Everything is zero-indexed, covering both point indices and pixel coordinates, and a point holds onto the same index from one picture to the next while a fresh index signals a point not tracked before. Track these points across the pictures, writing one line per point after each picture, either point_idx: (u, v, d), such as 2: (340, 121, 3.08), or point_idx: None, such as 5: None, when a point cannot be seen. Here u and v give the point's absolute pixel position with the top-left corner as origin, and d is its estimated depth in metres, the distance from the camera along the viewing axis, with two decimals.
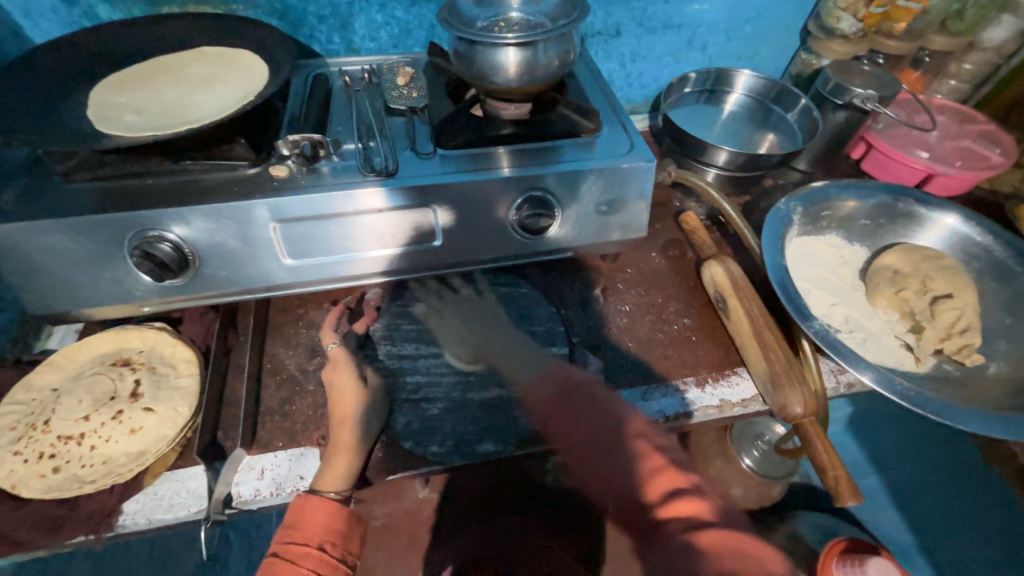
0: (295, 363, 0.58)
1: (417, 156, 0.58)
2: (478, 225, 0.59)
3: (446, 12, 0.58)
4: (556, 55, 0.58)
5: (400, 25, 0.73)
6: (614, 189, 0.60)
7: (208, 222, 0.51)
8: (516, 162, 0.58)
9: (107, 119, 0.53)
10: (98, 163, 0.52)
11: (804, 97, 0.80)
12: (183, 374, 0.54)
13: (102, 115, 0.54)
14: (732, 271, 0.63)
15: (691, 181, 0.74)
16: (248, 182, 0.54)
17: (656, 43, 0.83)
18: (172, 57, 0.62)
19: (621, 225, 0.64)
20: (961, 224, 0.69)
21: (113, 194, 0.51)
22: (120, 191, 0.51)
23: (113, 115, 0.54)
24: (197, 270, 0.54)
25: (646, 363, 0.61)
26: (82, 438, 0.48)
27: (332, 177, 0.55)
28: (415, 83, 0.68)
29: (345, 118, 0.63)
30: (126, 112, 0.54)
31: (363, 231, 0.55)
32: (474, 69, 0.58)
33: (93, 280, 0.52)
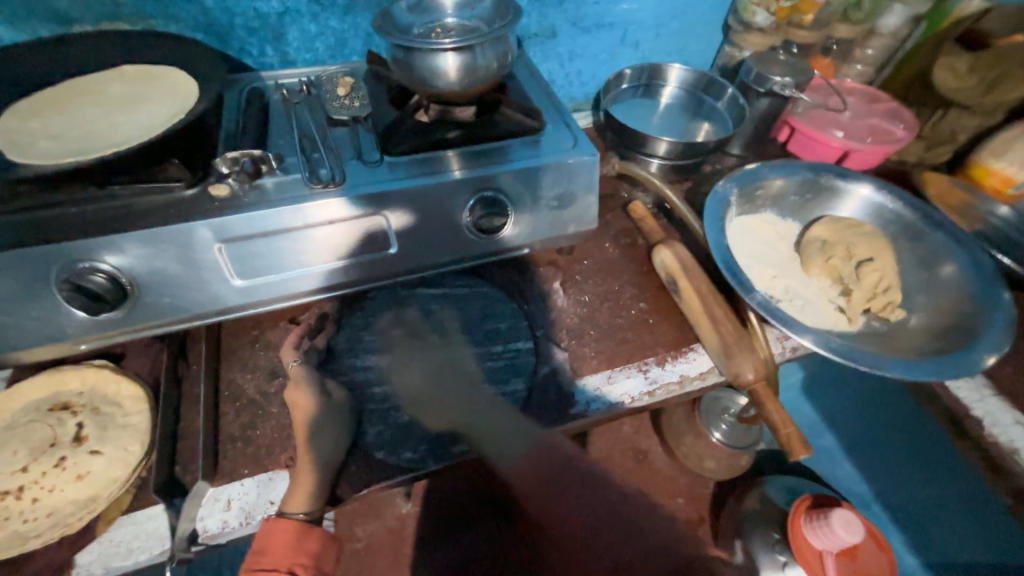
0: (254, 387, 0.56)
1: (364, 164, 0.58)
2: (432, 229, 0.59)
3: (381, 20, 0.58)
4: (494, 58, 0.59)
5: (335, 35, 0.72)
6: (563, 184, 0.62)
7: (145, 248, 0.49)
8: (465, 164, 0.59)
9: (19, 147, 0.49)
10: (13, 194, 0.48)
11: (731, 87, 0.85)
12: (131, 411, 0.51)
13: (14, 143, 0.50)
14: (680, 253, 0.66)
15: (636, 172, 0.78)
16: (186, 204, 0.51)
17: (591, 41, 0.86)
18: (89, 78, 0.59)
19: (573, 218, 0.66)
20: (876, 193, 0.75)
21: (32, 227, 0.47)
22: (40, 223, 0.48)
23: (26, 143, 0.50)
24: (137, 300, 0.51)
25: (609, 349, 0.63)
26: (20, 492, 0.44)
27: (276, 191, 0.54)
28: (357, 93, 0.67)
29: (286, 132, 0.62)
30: (41, 139, 0.51)
31: (316, 244, 0.55)
32: (414, 74, 0.59)
33: (18, 320, 0.48)
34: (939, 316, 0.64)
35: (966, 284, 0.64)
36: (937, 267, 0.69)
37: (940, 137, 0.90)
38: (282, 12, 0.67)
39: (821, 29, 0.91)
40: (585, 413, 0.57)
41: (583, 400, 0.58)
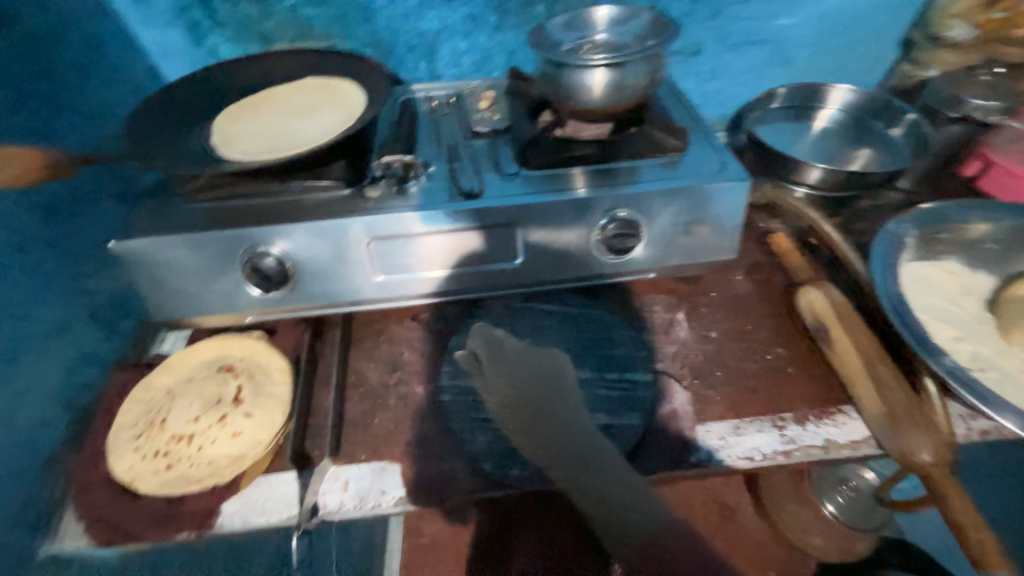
0: (376, 376, 0.59)
1: (501, 176, 0.59)
2: (561, 246, 0.58)
3: (533, 38, 0.60)
4: (644, 75, 0.57)
5: (482, 52, 0.75)
6: (703, 209, 0.58)
7: (309, 238, 0.55)
8: (603, 182, 0.57)
9: (229, 147, 0.59)
10: (218, 184, 0.57)
11: (911, 111, 0.75)
12: (278, 382, 0.56)
13: (223, 142, 0.59)
14: (834, 297, 0.59)
15: (790, 202, 0.71)
16: (344, 202, 0.56)
17: (738, 60, 0.80)
18: (280, 88, 0.67)
19: (708, 246, 0.61)
20: None
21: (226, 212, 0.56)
22: (233, 210, 0.56)
23: (234, 144, 0.59)
24: (295, 284, 0.57)
25: (736, 395, 0.56)
26: (190, 440, 0.51)
27: (421, 196, 0.57)
28: (496, 106, 0.70)
29: (431, 141, 0.65)
30: (241, 139, 0.60)
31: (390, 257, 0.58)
32: (560, 90, 0.59)
33: (206, 291, 0.56)
34: None
35: None
36: None
37: None
38: (438, 31, 0.72)
39: None
40: (707, 463, 0.50)
41: (705, 448, 0.52)
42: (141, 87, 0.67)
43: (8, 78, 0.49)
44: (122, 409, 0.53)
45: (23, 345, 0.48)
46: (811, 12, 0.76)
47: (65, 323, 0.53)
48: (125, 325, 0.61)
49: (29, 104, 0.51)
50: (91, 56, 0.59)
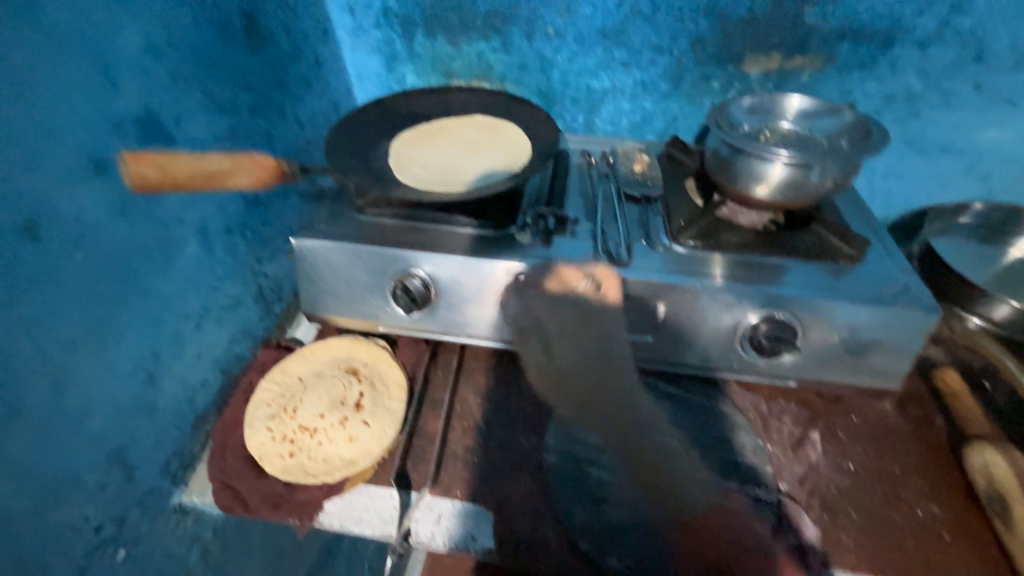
0: (481, 414, 0.60)
1: (651, 248, 0.58)
2: (701, 332, 0.55)
3: (714, 118, 0.59)
4: (833, 177, 0.52)
5: (644, 114, 0.75)
6: (874, 328, 0.52)
7: (457, 271, 0.57)
8: (762, 277, 0.54)
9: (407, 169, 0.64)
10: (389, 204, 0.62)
11: None
12: (395, 397, 0.59)
13: (399, 164, 0.65)
14: (1019, 468, 0.50)
15: (975, 336, 0.63)
16: (496, 243, 0.59)
17: (923, 164, 0.72)
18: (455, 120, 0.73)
19: (867, 368, 0.54)
20: None
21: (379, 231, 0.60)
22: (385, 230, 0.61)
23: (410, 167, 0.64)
24: (431, 309, 0.60)
25: (877, 549, 0.48)
26: (314, 433, 0.54)
27: (569, 253, 0.58)
28: (651, 173, 0.70)
29: (582, 197, 0.66)
30: (415, 165, 0.65)
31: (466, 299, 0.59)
32: (730, 174, 0.57)
33: (354, 296, 0.61)
34: None
35: None
36: None
37: None
38: (608, 91, 0.73)
39: None
40: None
41: None
42: (338, 102, 0.75)
43: (255, 86, 0.57)
44: (262, 386, 0.59)
45: (210, 312, 0.55)
46: None
47: (238, 299, 0.59)
48: (277, 308, 0.67)
49: (264, 109, 0.59)
50: (310, 72, 0.68)
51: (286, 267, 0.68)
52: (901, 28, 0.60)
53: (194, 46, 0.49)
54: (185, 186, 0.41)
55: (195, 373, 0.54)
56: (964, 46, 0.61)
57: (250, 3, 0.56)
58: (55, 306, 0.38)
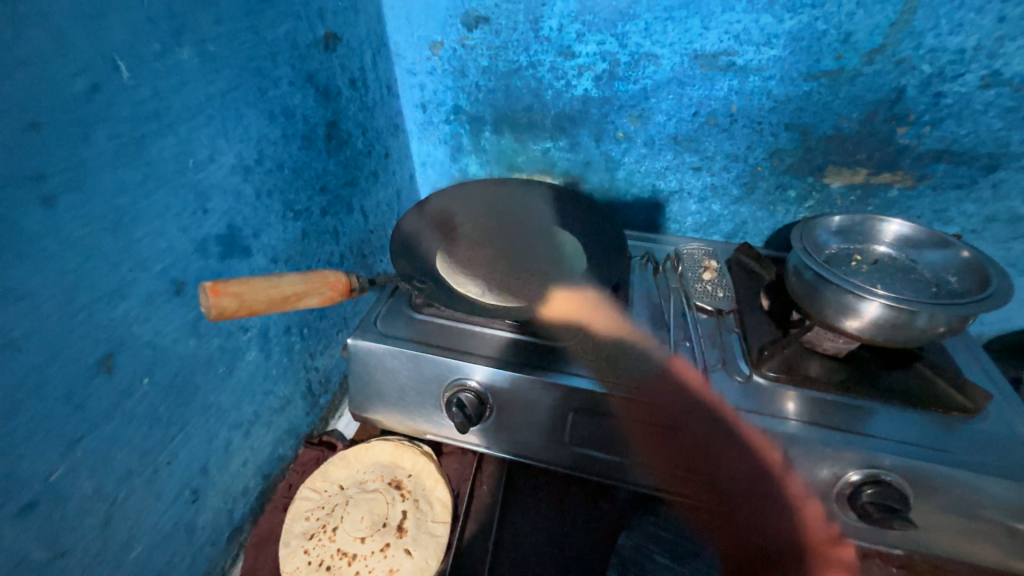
0: (531, 547, 0.54)
1: (729, 378, 0.53)
2: (786, 484, 0.49)
3: (799, 238, 0.55)
4: (944, 324, 0.46)
5: (711, 216, 0.72)
6: (1001, 505, 0.45)
7: (518, 388, 0.54)
8: (863, 427, 0.48)
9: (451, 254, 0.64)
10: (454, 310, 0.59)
11: None
12: (439, 519, 0.54)
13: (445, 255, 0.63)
14: None
15: None
16: (559, 359, 0.55)
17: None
18: (555, 230, 0.68)
19: (988, 545, 0.47)
20: None
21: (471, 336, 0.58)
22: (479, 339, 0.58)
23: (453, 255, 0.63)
24: (484, 424, 0.56)
25: None
26: (352, 560, 0.50)
27: (637, 374, 0.54)
28: (721, 280, 0.66)
29: (646, 304, 0.63)
30: (459, 262, 0.63)
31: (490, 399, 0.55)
32: (816, 304, 0.52)
33: (404, 401, 0.58)
34: None
35: None
36: None
37: None
38: (673, 191, 0.71)
39: None
40: None
41: None
42: (400, 189, 0.76)
43: (328, 188, 0.58)
44: (301, 494, 0.56)
45: (259, 418, 0.53)
46: None
47: (288, 398, 0.58)
48: (323, 400, 0.65)
49: (333, 209, 0.60)
50: (379, 165, 0.69)
51: (337, 357, 0.67)
52: (1008, 153, 0.56)
53: (279, 160, 0.50)
54: (260, 312, 0.39)
55: (237, 482, 0.52)
56: None
57: (333, 111, 0.58)
58: (113, 439, 0.37)
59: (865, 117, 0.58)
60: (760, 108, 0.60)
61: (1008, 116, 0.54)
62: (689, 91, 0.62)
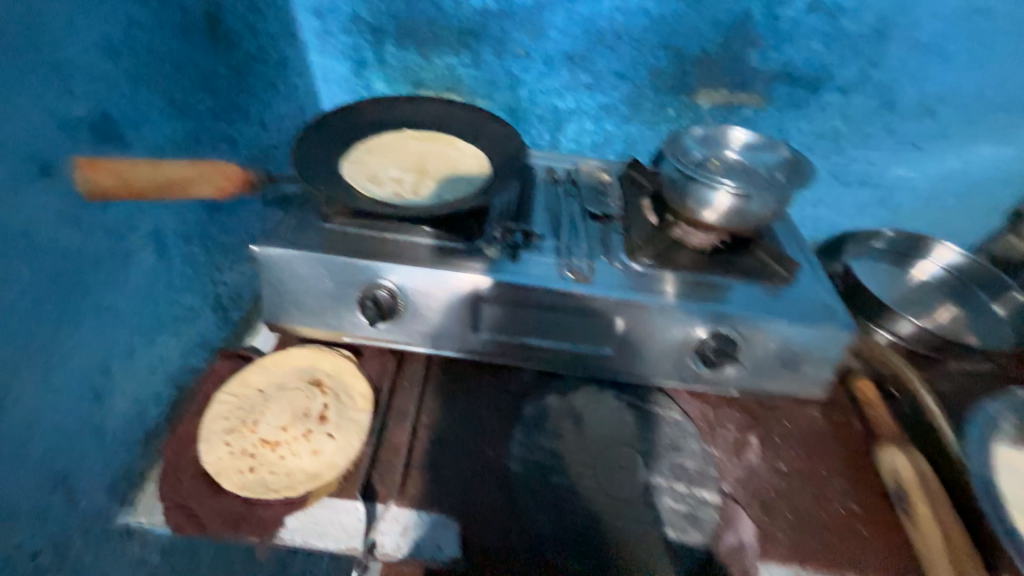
0: (448, 425, 0.60)
1: (611, 266, 0.62)
2: (653, 347, 0.60)
3: (669, 146, 0.64)
4: (770, 208, 0.59)
5: (605, 136, 0.79)
6: (801, 343, 0.59)
7: (426, 283, 0.58)
8: (711, 296, 0.60)
9: (361, 170, 0.65)
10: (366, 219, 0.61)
11: (1016, 291, 0.74)
12: (360, 408, 0.59)
13: (352, 170, 0.65)
14: (919, 466, 0.57)
15: (881, 351, 0.70)
16: (463, 256, 0.60)
17: (845, 194, 0.81)
18: (466, 154, 0.71)
19: (797, 379, 0.61)
20: None
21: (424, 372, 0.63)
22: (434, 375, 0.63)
23: (365, 172, 0.65)
24: (399, 320, 0.60)
25: (807, 541, 0.53)
26: (275, 447, 0.54)
27: (534, 266, 0.60)
28: (610, 192, 0.74)
29: (547, 213, 0.69)
30: (367, 176, 0.65)
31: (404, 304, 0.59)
32: (682, 200, 0.62)
33: (319, 306, 0.61)
34: None
35: None
36: None
37: None
38: (572, 111, 0.77)
39: None
40: None
41: None
42: (304, 106, 0.74)
43: (218, 90, 0.56)
44: (218, 398, 0.57)
45: (162, 323, 0.53)
46: (933, 171, 0.76)
47: (194, 308, 0.57)
48: (234, 316, 0.65)
49: (226, 112, 0.58)
50: (277, 75, 0.67)
51: (246, 274, 0.66)
52: (829, 75, 0.68)
53: (153, 46, 0.47)
54: (145, 192, 0.39)
55: (145, 387, 0.52)
56: (879, 94, 0.69)
57: (215, 4, 0.54)
58: None
59: (724, 40, 0.67)
60: (641, 28, 0.68)
61: (827, 41, 0.66)
62: (580, 7, 0.67)
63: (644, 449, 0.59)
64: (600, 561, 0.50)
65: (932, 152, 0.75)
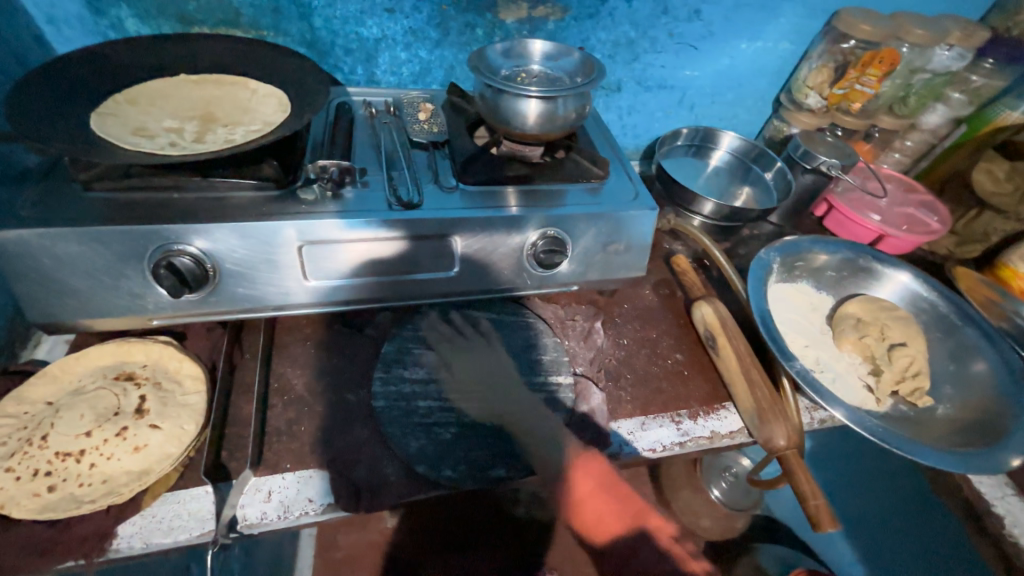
0: (303, 384, 0.58)
1: (439, 190, 0.62)
2: (492, 260, 0.62)
3: (475, 60, 0.62)
4: (574, 110, 0.63)
5: (422, 64, 0.76)
6: (619, 230, 0.66)
7: (234, 238, 0.52)
8: (538, 201, 0.63)
9: (119, 120, 0.54)
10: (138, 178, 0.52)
11: (780, 161, 0.90)
12: (190, 390, 0.53)
13: (103, 118, 0.53)
14: (721, 311, 0.68)
15: (688, 230, 0.80)
16: (275, 204, 0.55)
17: (650, 100, 0.90)
18: (256, 91, 0.62)
19: (622, 263, 0.69)
20: (913, 280, 0.75)
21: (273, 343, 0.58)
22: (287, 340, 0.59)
23: (125, 121, 0.54)
24: (213, 286, 0.54)
25: (644, 395, 0.64)
26: (81, 456, 0.46)
27: (358, 202, 0.57)
28: (436, 119, 0.72)
29: (369, 147, 0.66)
30: (129, 126, 0.54)
31: (217, 267, 0.53)
32: (496, 113, 0.63)
33: (106, 290, 0.52)
34: (965, 411, 0.63)
35: (998, 384, 0.63)
36: (968, 362, 0.67)
37: (971, 234, 0.88)
38: (379, 39, 0.72)
39: (867, 118, 0.93)
40: (618, 454, 0.57)
41: (616, 442, 0.58)
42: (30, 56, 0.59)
43: None
44: None
45: None
46: (710, 67, 0.88)
47: None
48: None
49: None
50: None
51: None
52: None
53: None
54: None
55: None
56: None
57: None
58: None
59: None
60: None
61: None
62: None
63: (508, 355, 0.63)
64: (473, 462, 0.53)
65: (706, 51, 0.86)
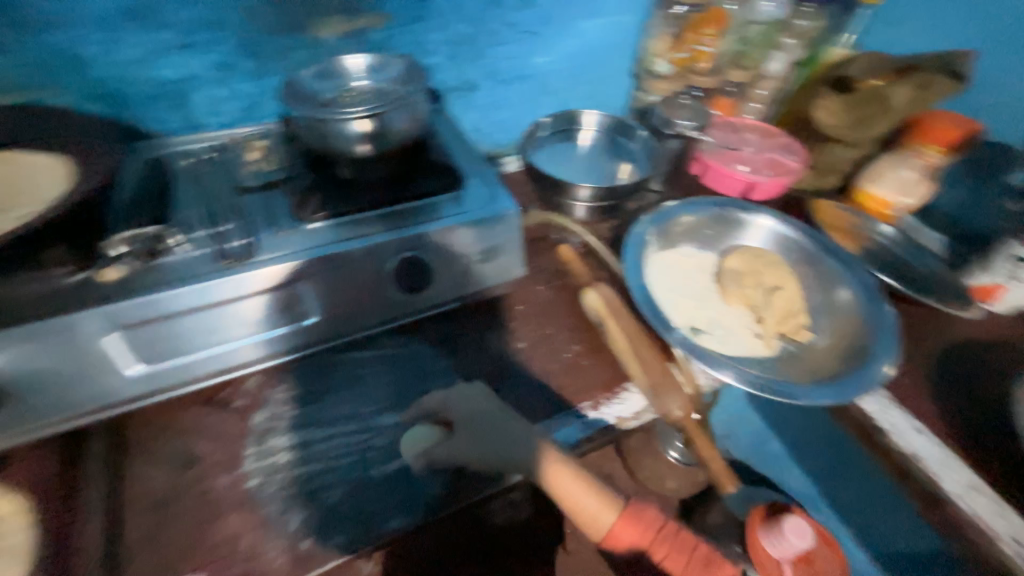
0: (161, 482, 0.51)
1: (279, 235, 0.56)
2: (352, 297, 0.59)
3: (285, 92, 0.59)
4: (406, 123, 0.60)
5: (247, 97, 0.70)
6: (485, 236, 0.64)
7: (21, 347, 0.47)
8: (392, 224, 0.59)
9: None
10: None
11: (643, 131, 0.92)
12: (7, 531, 0.45)
13: None
14: (605, 295, 0.68)
15: (567, 225, 0.82)
16: (76, 294, 0.49)
17: (510, 92, 0.89)
18: (39, 163, 0.53)
19: (498, 268, 0.67)
20: (777, 221, 0.78)
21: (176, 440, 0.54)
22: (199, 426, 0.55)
23: None
24: (14, 405, 0.49)
25: (546, 398, 0.62)
26: None
27: (179, 269, 0.52)
28: (270, 155, 0.66)
29: (194, 201, 0.59)
30: None
31: (14, 381, 0.48)
32: (325, 140, 0.59)
33: None
34: (839, 338, 0.67)
35: (859, 308, 0.68)
36: (835, 290, 0.72)
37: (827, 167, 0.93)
38: (186, 80, 0.65)
39: (719, 75, 0.96)
40: (526, 468, 0.54)
41: None
42: None
43: None
44: None
45: None
46: (560, 51, 0.87)
47: None
48: None
49: None
50: None
51: None
52: None
53: None
54: None
55: None
56: None
57: None
58: None
59: None
60: None
61: None
62: None
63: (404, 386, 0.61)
64: (367, 520, 0.50)
65: (551, 36, 0.84)
